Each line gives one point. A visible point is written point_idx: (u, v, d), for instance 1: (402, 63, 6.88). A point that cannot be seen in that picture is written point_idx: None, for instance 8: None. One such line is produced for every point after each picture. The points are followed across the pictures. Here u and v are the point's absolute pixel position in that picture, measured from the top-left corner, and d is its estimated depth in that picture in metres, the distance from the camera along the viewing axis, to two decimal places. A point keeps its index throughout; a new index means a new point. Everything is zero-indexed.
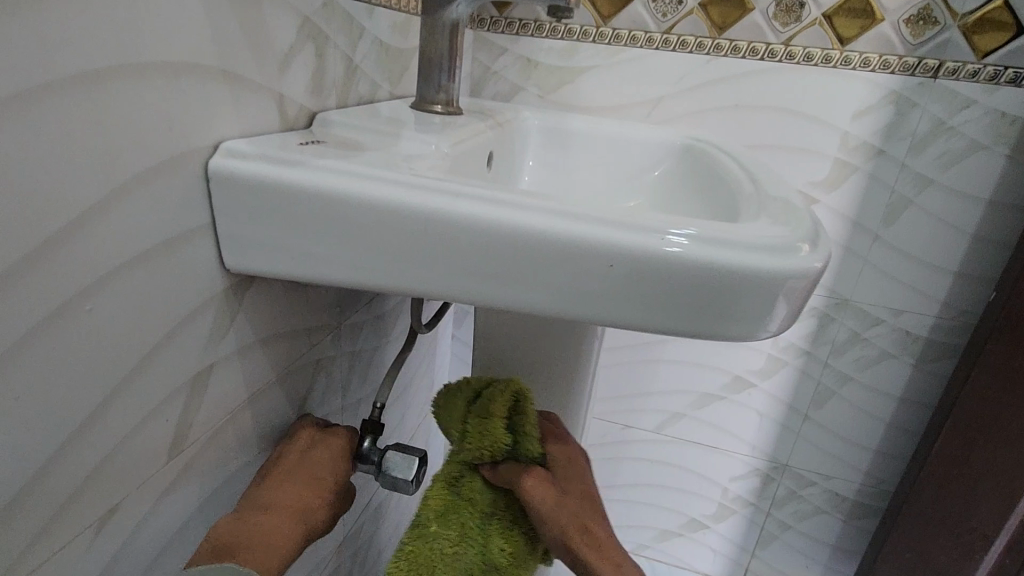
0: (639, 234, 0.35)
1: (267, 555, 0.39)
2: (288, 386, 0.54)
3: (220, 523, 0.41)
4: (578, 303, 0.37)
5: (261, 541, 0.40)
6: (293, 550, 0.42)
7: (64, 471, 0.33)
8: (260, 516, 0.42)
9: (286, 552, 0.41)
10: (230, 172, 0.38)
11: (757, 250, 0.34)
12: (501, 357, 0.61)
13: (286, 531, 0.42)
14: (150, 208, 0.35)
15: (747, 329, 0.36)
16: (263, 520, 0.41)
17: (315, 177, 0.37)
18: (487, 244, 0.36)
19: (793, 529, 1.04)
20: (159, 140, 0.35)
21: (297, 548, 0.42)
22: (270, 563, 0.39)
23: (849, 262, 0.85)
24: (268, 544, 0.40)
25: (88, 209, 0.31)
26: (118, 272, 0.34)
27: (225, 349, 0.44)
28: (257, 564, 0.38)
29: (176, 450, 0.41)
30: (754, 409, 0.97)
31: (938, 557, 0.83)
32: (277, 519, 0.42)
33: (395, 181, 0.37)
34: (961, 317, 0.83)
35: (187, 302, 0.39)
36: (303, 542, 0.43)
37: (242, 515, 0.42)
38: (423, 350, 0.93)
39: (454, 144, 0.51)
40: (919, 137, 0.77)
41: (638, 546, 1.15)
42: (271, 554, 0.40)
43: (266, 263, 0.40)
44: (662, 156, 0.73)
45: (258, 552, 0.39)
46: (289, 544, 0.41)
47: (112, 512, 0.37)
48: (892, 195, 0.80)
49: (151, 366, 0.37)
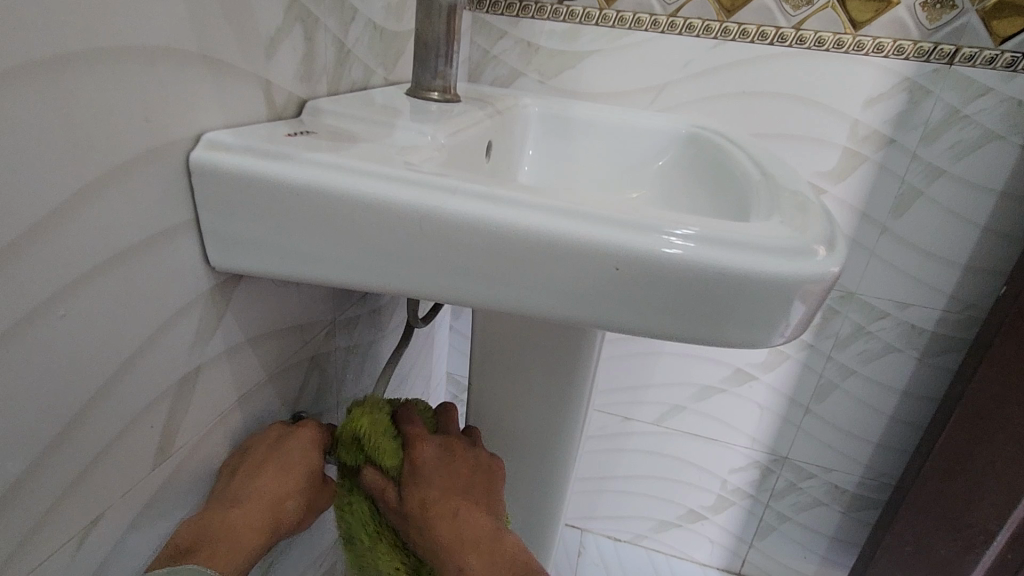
0: (643, 235, 0.33)
1: (227, 555, 0.39)
2: (280, 384, 0.52)
3: (185, 521, 0.40)
4: (581, 306, 0.35)
5: (222, 540, 0.39)
6: (255, 550, 0.41)
7: (41, 484, 0.31)
8: (222, 515, 0.41)
9: (247, 554, 0.40)
10: (211, 166, 0.36)
11: (771, 253, 0.32)
12: (499, 354, 0.60)
13: (249, 530, 0.41)
14: (129, 206, 0.33)
15: (759, 335, 0.34)
16: (228, 517, 0.41)
17: (300, 172, 0.35)
18: (486, 244, 0.34)
19: (791, 521, 1.04)
20: (135, 133, 0.32)
21: (259, 549, 0.41)
22: (229, 566, 0.39)
23: (855, 254, 0.83)
24: (228, 544, 0.39)
25: (58, 208, 0.29)
26: (94, 275, 0.32)
27: (212, 349, 0.42)
28: (216, 567, 0.38)
29: (163, 454, 0.40)
30: (755, 401, 0.96)
31: (939, 550, 0.86)
32: (243, 514, 0.41)
33: (386, 175, 0.35)
34: (968, 310, 0.82)
35: (171, 302, 0.37)
36: (265, 542, 0.42)
37: (206, 515, 0.41)
38: (420, 342, 0.91)
39: (451, 135, 0.49)
40: (931, 126, 0.75)
41: (635, 536, 1.15)
42: (231, 555, 0.39)
43: (253, 261, 0.38)
44: (666, 145, 0.71)
45: (219, 552, 0.39)
46: (250, 546, 0.40)
47: (96, 521, 0.35)
48: (902, 186, 0.78)
49: (134, 369, 0.36)
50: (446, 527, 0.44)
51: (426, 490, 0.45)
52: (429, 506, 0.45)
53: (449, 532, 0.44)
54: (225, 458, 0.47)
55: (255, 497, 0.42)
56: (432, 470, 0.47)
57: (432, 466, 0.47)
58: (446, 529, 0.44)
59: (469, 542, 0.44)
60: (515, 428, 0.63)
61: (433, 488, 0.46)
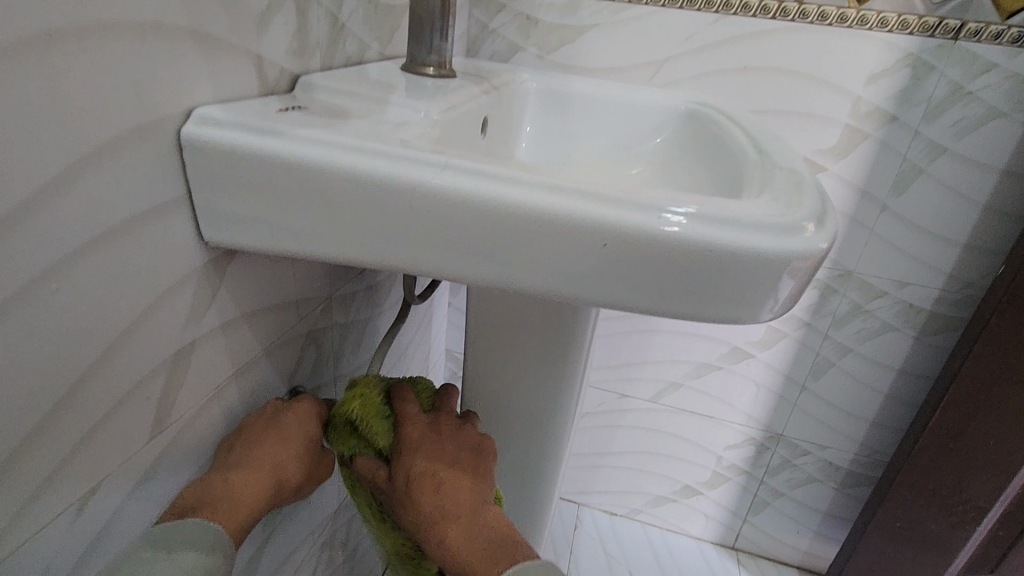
0: (634, 212, 0.33)
1: (231, 512, 0.40)
2: (276, 359, 0.53)
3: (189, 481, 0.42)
4: (572, 283, 0.35)
5: (225, 498, 0.41)
6: (256, 509, 0.42)
7: (38, 455, 0.32)
8: (225, 476, 0.42)
9: (245, 516, 0.41)
10: (205, 142, 0.36)
11: (760, 231, 0.32)
12: (495, 331, 0.60)
13: (250, 494, 0.42)
14: (118, 182, 0.33)
15: (747, 312, 0.34)
16: (232, 476, 0.42)
17: (294, 148, 0.35)
18: (479, 220, 0.34)
19: (785, 497, 1.06)
20: (125, 109, 0.32)
21: (258, 511, 0.42)
22: (231, 524, 0.40)
23: (854, 232, 0.83)
24: (231, 503, 0.41)
25: (50, 183, 0.29)
26: (87, 249, 0.32)
27: (207, 325, 0.43)
28: (218, 525, 0.39)
29: (161, 426, 0.41)
30: (751, 379, 0.97)
31: (928, 525, 0.88)
32: (247, 477, 0.42)
33: (379, 153, 0.35)
34: (966, 289, 0.82)
35: (165, 277, 0.38)
36: (266, 502, 0.43)
37: (208, 476, 0.42)
38: (418, 319, 0.92)
39: (445, 111, 0.48)
40: (934, 103, 0.74)
41: (631, 510, 1.18)
42: (233, 512, 0.41)
43: (246, 237, 0.38)
44: (665, 122, 0.70)
45: (223, 509, 0.40)
46: (249, 508, 0.42)
47: (96, 490, 0.36)
48: (903, 163, 0.78)
49: (130, 343, 0.36)
50: (430, 499, 0.45)
51: (414, 468, 0.46)
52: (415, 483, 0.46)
53: (432, 506, 0.45)
54: (227, 429, 0.48)
55: (258, 461, 0.44)
56: (421, 449, 0.48)
57: (423, 442, 0.48)
58: (429, 504, 0.45)
59: (449, 514, 0.45)
60: (511, 404, 0.64)
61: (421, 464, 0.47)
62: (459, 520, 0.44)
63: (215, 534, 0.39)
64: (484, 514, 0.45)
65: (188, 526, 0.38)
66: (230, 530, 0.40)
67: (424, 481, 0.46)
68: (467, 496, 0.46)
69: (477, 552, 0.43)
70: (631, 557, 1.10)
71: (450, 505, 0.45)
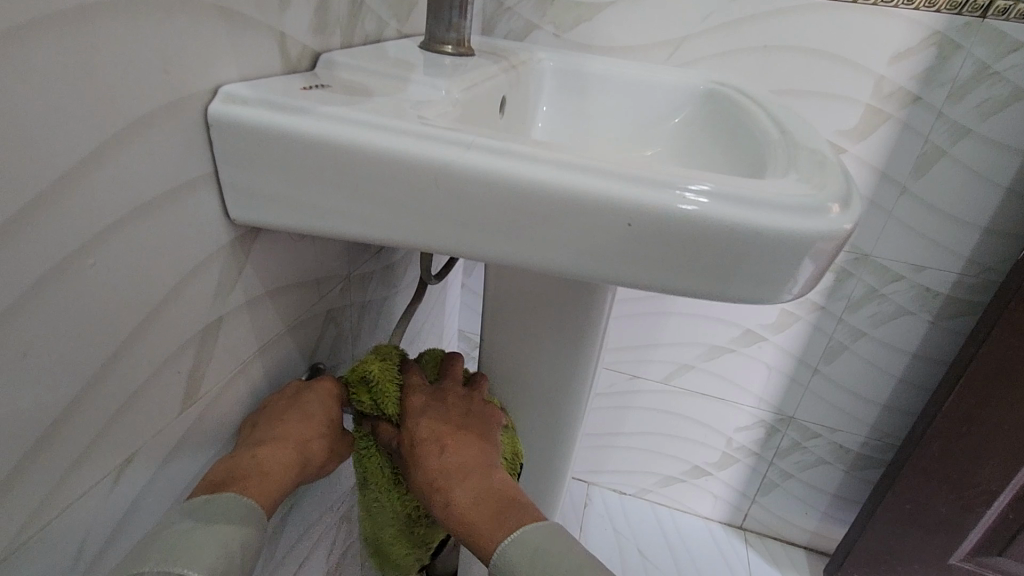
0: (652, 190, 0.33)
1: (261, 487, 0.41)
2: (298, 336, 0.54)
3: (217, 462, 0.42)
4: (592, 262, 0.36)
5: (253, 473, 0.41)
6: (285, 483, 0.43)
7: (77, 425, 0.33)
8: (252, 452, 0.43)
9: (276, 488, 0.42)
10: (229, 118, 0.36)
11: (782, 210, 0.32)
12: (510, 310, 0.61)
13: (278, 466, 0.43)
14: (148, 159, 0.34)
15: (767, 292, 0.34)
16: (258, 452, 0.43)
17: (316, 125, 0.35)
18: (500, 199, 0.35)
19: (794, 478, 1.07)
20: (155, 85, 0.33)
21: (289, 484, 0.43)
22: (263, 496, 0.41)
23: (873, 215, 0.82)
24: (260, 476, 0.41)
25: (84, 158, 0.30)
26: (120, 225, 0.33)
27: (233, 301, 0.44)
28: (250, 497, 0.40)
29: (190, 399, 0.42)
30: (763, 361, 0.97)
31: (940, 508, 0.90)
32: (273, 450, 0.43)
33: (400, 130, 0.35)
34: (984, 273, 0.81)
35: (194, 254, 0.39)
36: (294, 478, 0.44)
37: (235, 455, 0.43)
38: (432, 299, 0.92)
39: (465, 89, 0.48)
40: (959, 83, 0.72)
41: (640, 490, 1.19)
42: (263, 486, 0.41)
43: (270, 214, 0.39)
44: (684, 102, 0.69)
45: (253, 484, 0.41)
46: (278, 481, 0.42)
47: (130, 460, 0.38)
48: (925, 145, 0.76)
49: (161, 319, 0.37)
50: (435, 462, 0.47)
51: (421, 433, 0.49)
52: (422, 445, 0.48)
53: (438, 468, 0.47)
54: (248, 413, 0.49)
55: (282, 436, 0.45)
56: (428, 415, 0.50)
57: (431, 409, 0.51)
58: (434, 465, 0.47)
59: (453, 477, 0.46)
60: (526, 384, 0.65)
61: (429, 429, 0.49)
62: (463, 481, 0.46)
63: (249, 507, 0.39)
64: (488, 476, 0.46)
65: (222, 500, 0.38)
66: (263, 504, 0.40)
67: (430, 445, 0.48)
68: (469, 463, 0.47)
69: (478, 511, 0.44)
70: (640, 535, 1.12)
71: (453, 467, 0.47)
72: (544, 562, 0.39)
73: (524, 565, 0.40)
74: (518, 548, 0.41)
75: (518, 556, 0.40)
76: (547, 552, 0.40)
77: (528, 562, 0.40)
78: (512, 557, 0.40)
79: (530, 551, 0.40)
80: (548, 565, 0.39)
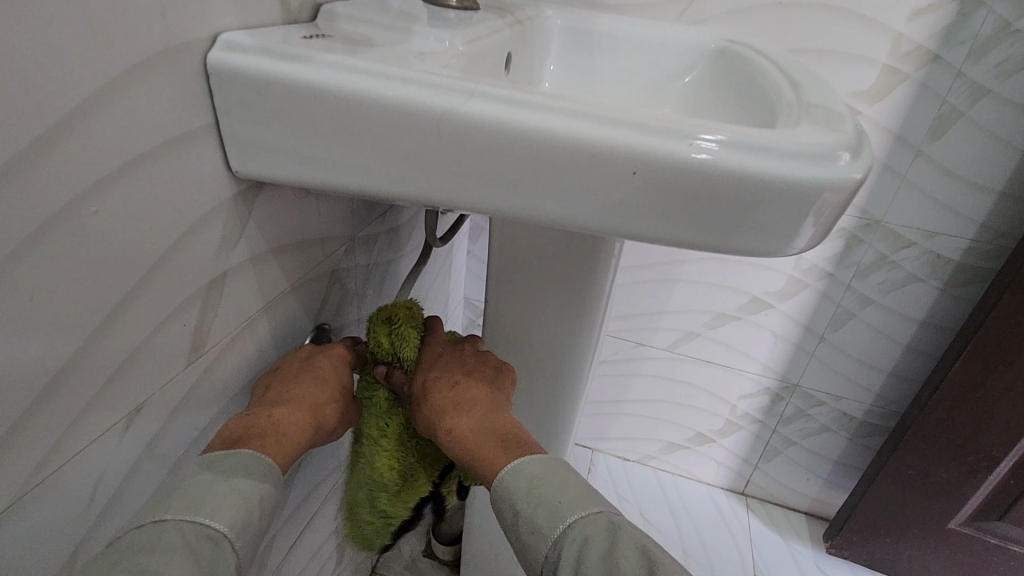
0: (663, 139, 0.32)
1: (278, 445, 0.41)
2: (303, 295, 0.54)
3: (233, 419, 0.43)
4: (597, 215, 0.35)
5: (271, 431, 0.42)
6: (300, 443, 0.43)
7: (86, 373, 0.33)
8: (268, 412, 0.43)
9: (292, 448, 0.42)
10: (229, 68, 0.36)
11: (793, 158, 0.32)
12: (513, 273, 0.60)
13: (295, 426, 0.43)
14: (148, 107, 0.33)
15: (774, 245, 0.34)
16: (274, 412, 0.43)
17: (318, 73, 0.35)
18: (504, 148, 0.34)
19: (797, 446, 1.07)
20: (153, 30, 0.32)
21: (303, 445, 0.44)
22: (280, 455, 0.41)
23: (885, 180, 0.80)
24: (278, 435, 0.42)
25: (81, 106, 0.29)
26: (119, 175, 0.32)
27: (237, 257, 0.44)
28: (268, 455, 0.40)
29: (197, 353, 0.42)
30: (770, 329, 0.97)
31: (941, 475, 0.91)
32: (289, 411, 0.44)
33: (404, 78, 0.35)
34: (997, 240, 0.80)
35: (196, 207, 0.38)
36: (308, 441, 0.44)
37: (250, 413, 0.43)
38: (438, 265, 0.92)
39: (470, 42, 0.47)
40: (981, 41, 0.70)
41: (643, 456, 1.21)
42: (279, 446, 0.42)
43: (273, 168, 0.39)
44: (694, 61, 0.68)
45: (270, 442, 0.41)
46: (294, 441, 0.43)
47: (139, 411, 0.38)
48: (942, 107, 0.74)
49: (165, 271, 0.37)
50: (446, 394, 0.49)
51: (433, 373, 0.51)
52: (434, 383, 0.50)
53: (449, 399, 0.48)
54: (258, 374, 0.49)
55: (297, 398, 0.45)
56: (443, 358, 0.52)
57: (445, 353, 0.53)
58: (445, 397, 0.48)
59: (463, 408, 0.48)
60: (530, 348, 0.65)
61: (442, 369, 0.51)
62: (473, 413, 0.48)
63: (267, 464, 0.39)
64: (496, 411, 0.48)
65: (242, 456, 0.39)
66: (279, 463, 0.41)
67: (441, 381, 0.50)
68: (479, 400, 0.49)
69: (486, 440, 0.45)
70: (641, 499, 1.14)
71: (464, 400, 0.48)
72: (543, 492, 0.40)
73: (522, 495, 0.41)
74: (516, 479, 0.42)
75: (517, 488, 0.41)
76: (545, 483, 0.41)
77: (526, 492, 0.41)
78: (510, 488, 0.41)
79: (525, 485, 0.41)
80: (549, 495, 0.40)
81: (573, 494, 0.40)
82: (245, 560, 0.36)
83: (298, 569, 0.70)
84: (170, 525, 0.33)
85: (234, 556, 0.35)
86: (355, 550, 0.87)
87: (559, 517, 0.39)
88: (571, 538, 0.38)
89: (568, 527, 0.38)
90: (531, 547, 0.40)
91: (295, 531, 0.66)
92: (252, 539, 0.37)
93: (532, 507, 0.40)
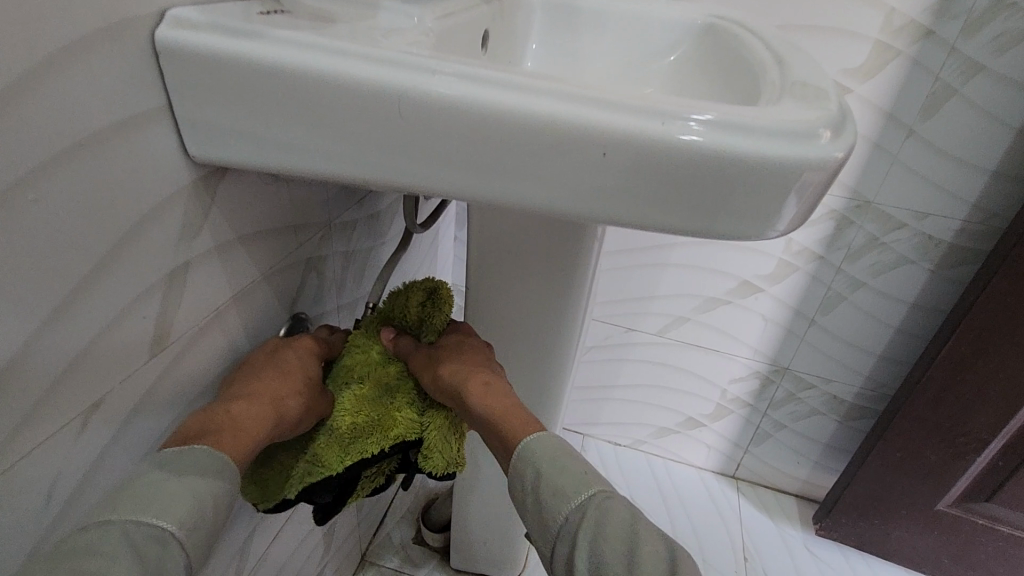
0: (648, 121, 0.31)
1: (236, 440, 0.40)
2: (277, 284, 0.53)
3: (189, 416, 0.41)
4: (571, 200, 0.34)
5: (230, 428, 0.41)
6: (260, 440, 0.42)
7: (34, 368, 0.32)
8: (226, 407, 0.42)
9: (251, 443, 0.41)
10: (180, 46, 0.34)
11: (775, 137, 0.30)
12: (494, 259, 0.59)
13: (254, 421, 0.42)
14: (90, 86, 0.31)
15: (752, 228, 0.33)
16: (232, 407, 0.42)
17: (275, 51, 0.33)
18: (472, 130, 0.32)
19: (787, 429, 1.07)
20: (93, 3, 0.30)
21: (264, 439, 0.42)
22: (238, 450, 0.40)
23: (877, 160, 0.79)
24: (236, 431, 0.41)
25: (13, 85, 0.27)
26: (61, 160, 0.31)
27: (200, 246, 0.42)
28: (224, 451, 0.39)
29: (159, 346, 0.41)
30: (760, 313, 0.96)
31: (930, 455, 0.91)
32: (248, 405, 0.42)
33: (370, 56, 0.33)
34: (989, 220, 0.79)
35: (150, 194, 0.37)
36: (269, 435, 0.43)
37: (207, 409, 0.42)
38: (423, 251, 0.91)
39: (441, 18, 0.45)
40: (975, 15, 0.68)
41: (635, 441, 1.20)
42: (238, 441, 0.40)
43: (231, 153, 0.37)
44: (680, 37, 0.66)
45: (228, 437, 0.40)
46: (253, 436, 0.41)
47: (97, 406, 0.37)
48: (936, 84, 0.72)
49: (119, 260, 0.36)
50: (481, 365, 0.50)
51: (466, 345, 0.53)
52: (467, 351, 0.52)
53: (483, 369, 0.50)
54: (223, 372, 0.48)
55: (257, 393, 0.44)
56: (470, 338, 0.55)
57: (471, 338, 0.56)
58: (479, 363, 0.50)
59: (495, 376, 0.49)
60: (513, 335, 0.64)
61: (472, 345, 0.54)
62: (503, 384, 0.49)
63: (223, 458, 0.38)
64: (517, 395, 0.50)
65: (195, 452, 0.37)
66: (237, 459, 0.40)
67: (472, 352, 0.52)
68: (500, 375, 0.50)
69: (516, 406, 0.46)
70: (632, 485, 1.14)
71: (497, 373, 0.50)
72: (567, 462, 0.41)
73: (546, 460, 0.41)
74: (542, 445, 0.42)
75: (540, 452, 0.41)
76: (564, 451, 0.42)
77: (551, 457, 0.41)
78: (534, 450, 0.42)
79: (549, 453, 0.41)
80: (566, 465, 0.40)
81: (574, 471, 0.40)
82: (195, 559, 0.35)
83: (282, 560, 0.69)
84: (116, 526, 0.32)
85: (183, 557, 0.34)
86: (343, 538, 0.86)
87: (585, 484, 0.39)
88: (592, 505, 0.38)
89: (596, 492, 0.39)
90: (548, 516, 0.39)
91: (277, 524, 0.65)
92: (203, 537, 0.36)
93: (557, 472, 0.40)
